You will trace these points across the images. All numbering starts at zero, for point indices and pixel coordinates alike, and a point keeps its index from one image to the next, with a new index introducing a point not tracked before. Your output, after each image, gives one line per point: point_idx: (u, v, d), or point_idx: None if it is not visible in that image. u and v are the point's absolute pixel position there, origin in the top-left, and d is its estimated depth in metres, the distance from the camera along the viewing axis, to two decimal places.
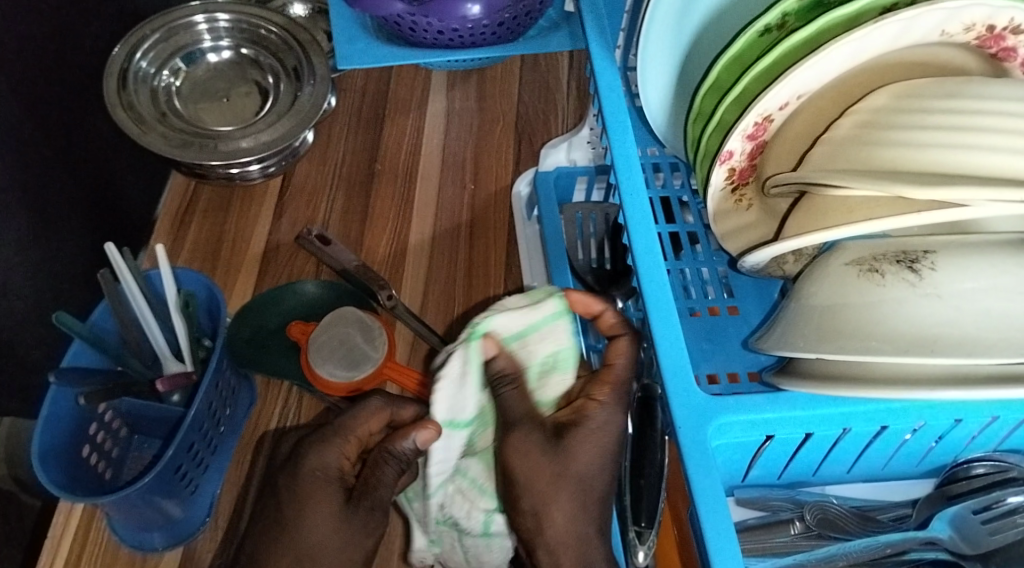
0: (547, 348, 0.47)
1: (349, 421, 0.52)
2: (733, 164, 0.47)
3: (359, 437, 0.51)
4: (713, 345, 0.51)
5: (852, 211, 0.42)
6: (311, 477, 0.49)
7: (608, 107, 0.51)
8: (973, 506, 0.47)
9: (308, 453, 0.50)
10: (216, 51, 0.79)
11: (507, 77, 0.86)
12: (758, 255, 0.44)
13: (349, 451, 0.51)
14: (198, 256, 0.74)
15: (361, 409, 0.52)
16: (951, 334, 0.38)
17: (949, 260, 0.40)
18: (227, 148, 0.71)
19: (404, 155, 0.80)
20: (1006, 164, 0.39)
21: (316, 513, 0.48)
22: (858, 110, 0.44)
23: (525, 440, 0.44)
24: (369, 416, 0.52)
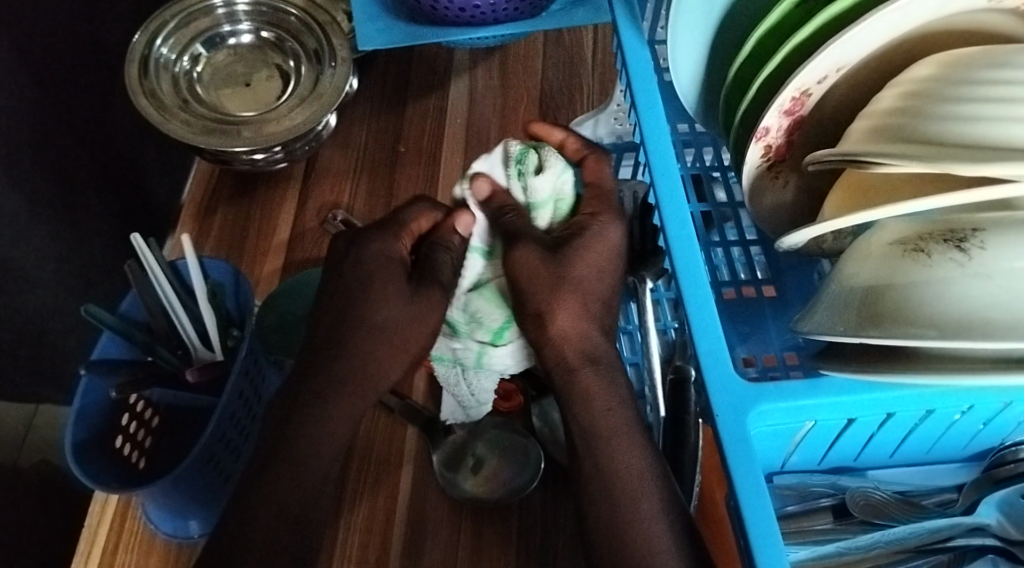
0: (542, 188, 0.51)
1: (359, 361, 0.53)
2: (769, 140, 0.45)
3: (362, 377, 0.53)
4: (750, 328, 0.51)
5: (897, 189, 0.40)
6: (311, 412, 0.52)
7: (638, 82, 0.49)
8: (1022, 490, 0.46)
9: (313, 387, 0.52)
10: (236, 35, 0.78)
11: (531, 53, 0.84)
12: (797, 236, 0.42)
13: (353, 392, 0.53)
14: (225, 244, 0.74)
15: (378, 343, 0.53)
16: (1004, 317, 0.36)
17: (1002, 235, 0.37)
18: (251, 134, 0.70)
19: (427, 135, 0.79)
20: None
21: (316, 448, 0.51)
22: (900, 82, 0.42)
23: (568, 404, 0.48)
24: (377, 354, 0.53)
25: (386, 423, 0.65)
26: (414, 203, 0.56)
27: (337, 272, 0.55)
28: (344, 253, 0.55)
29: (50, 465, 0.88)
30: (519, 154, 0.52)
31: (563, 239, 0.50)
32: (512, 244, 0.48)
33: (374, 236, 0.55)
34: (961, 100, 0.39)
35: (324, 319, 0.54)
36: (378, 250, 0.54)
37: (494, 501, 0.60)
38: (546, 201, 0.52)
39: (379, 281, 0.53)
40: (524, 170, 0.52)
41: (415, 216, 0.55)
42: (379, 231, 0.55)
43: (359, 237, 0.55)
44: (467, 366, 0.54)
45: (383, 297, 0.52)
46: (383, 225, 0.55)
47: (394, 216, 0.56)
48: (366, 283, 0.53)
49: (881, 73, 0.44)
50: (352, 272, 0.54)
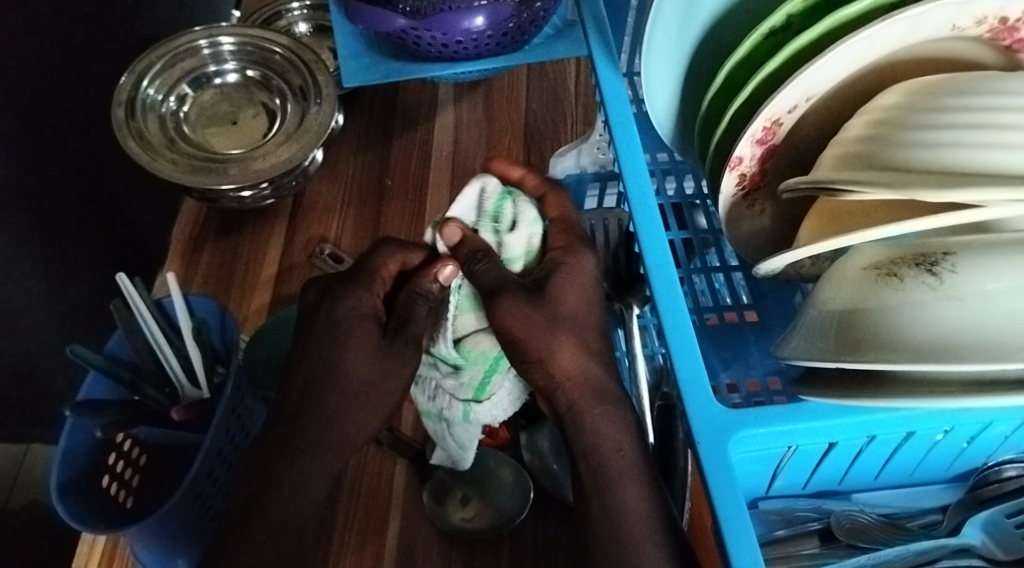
0: (520, 242, 0.52)
1: (341, 400, 0.55)
2: (743, 169, 0.46)
3: (343, 414, 0.56)
4: (732, 353, 0.51)
5: (869, 215, 0.41)
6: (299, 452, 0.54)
7: (613, 112, 0.51)
8: (1007, 510, 0.47)
9: (293, 445, 0.54)
10: (222, 74, 0.79)
11: (515, 86, 0.86)
12: (773, 263, 0.43)
13: (336, 431, 0.56)
14: (212, 281, 0.74)
15: (354, 381, 0.55)
16: (976, 340, 0.37)
17: (972, 259, 0.38)
18: (237, 171, 0.71)
19: (413, 168, 0.80)
20: None
21: (303, 483, 0.54)
22: (869, 109, 0.42)
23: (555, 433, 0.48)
24: (357, 393, 0.56)
25: (375, 456, 0.65)
26: (381, 250, 0.58)
27: (311, 327, 0.57)
28: (318, 306, 0.57)
29: (40, 503, 0.87)
30: (495, 208, 0.53)
31: (541, 279, 0.50)
32: (503, 281, 0.49)
33: (345, 289, 0.57)
34: (928, 125, 0.39)
35: (304, 373, 0.56)
36: (352, 305, 0.56)
37: (482, 534, 0.60)
38: (520, 254, 0.53)
39: (354, 344, 0.55)
40: (500, 224, 0.53)
41: (383, 264, 0.57)
42: (350, 284, 0.57)
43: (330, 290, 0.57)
44: (454, 418, 0.55)
45: (357, 356, 0.55)
46: (353, 276, 0.57)
47: (363, 264, 0.57)
48: (342, 342, 0.55)
49: (850, 99, 0.45)
50: (326, 329, 0.56)
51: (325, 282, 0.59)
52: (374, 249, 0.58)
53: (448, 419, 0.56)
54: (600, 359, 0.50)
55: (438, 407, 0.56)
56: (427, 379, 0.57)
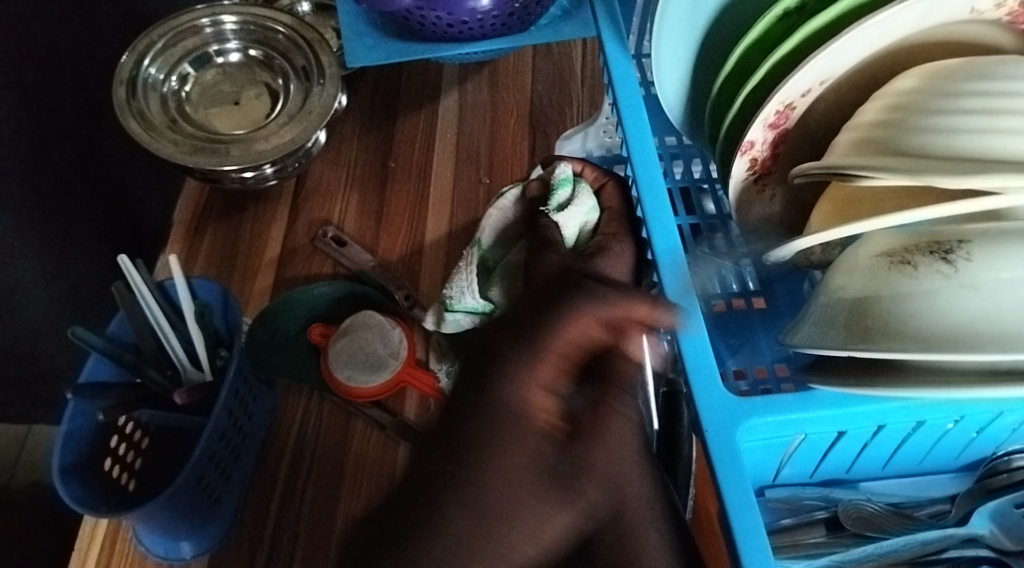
0: (573, 220, 0.54)
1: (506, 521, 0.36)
2: (755, 154, 0.45)
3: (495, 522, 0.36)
4: (738, 341, 0.51)
5: (883, 201, 0.40)
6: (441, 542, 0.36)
7: (623, 95, 0.50)
8: (1016, 499, 0.46)
9: (423, 539, 0.36)
10: (224, 53, 0.78)
11: (520, 67, 0.85)
12: (784, 250, 0.42)
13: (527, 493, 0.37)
14: (214, 263, 0.73)
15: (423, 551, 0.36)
16: (990, 331, 0.36)
17: (987, 247, 0.37)
18: (240, 153, 0.70)
19: (418, 150, 0.80)
20: None
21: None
22: (885, 93, 0.42)
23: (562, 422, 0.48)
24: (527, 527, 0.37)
25: (379, 440, 0.64)
26: (573, 305, 0.41)
27: (467, 415, 0.39)
28: (493, 391, 0.39)
29: (43, 485, 0.86)
30: (556, 185, 0.56)
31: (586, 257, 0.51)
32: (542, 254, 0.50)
33: (518, 363, 0.39)
34: (945, 108, 0.39)
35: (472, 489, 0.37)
36: (512, 400, 0.38)
37: None
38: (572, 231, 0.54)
39: (532, 448, 0.38)
40: (550, 204, 0.56)
41: (571, 341, 0.40)
42: (531, 361, 0.39)
43: (511, 372, 0.39)
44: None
45: (525, 474, 0.37)
46: (484, 337, 0.42)
47: (540, 320, 0.41)
48: (510, 445, 0.37)
49: (866, 82, 0.44)
50: (517, 417, 0.38)
51: (467, 368, 0.41)
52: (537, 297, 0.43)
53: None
54: None
55: None
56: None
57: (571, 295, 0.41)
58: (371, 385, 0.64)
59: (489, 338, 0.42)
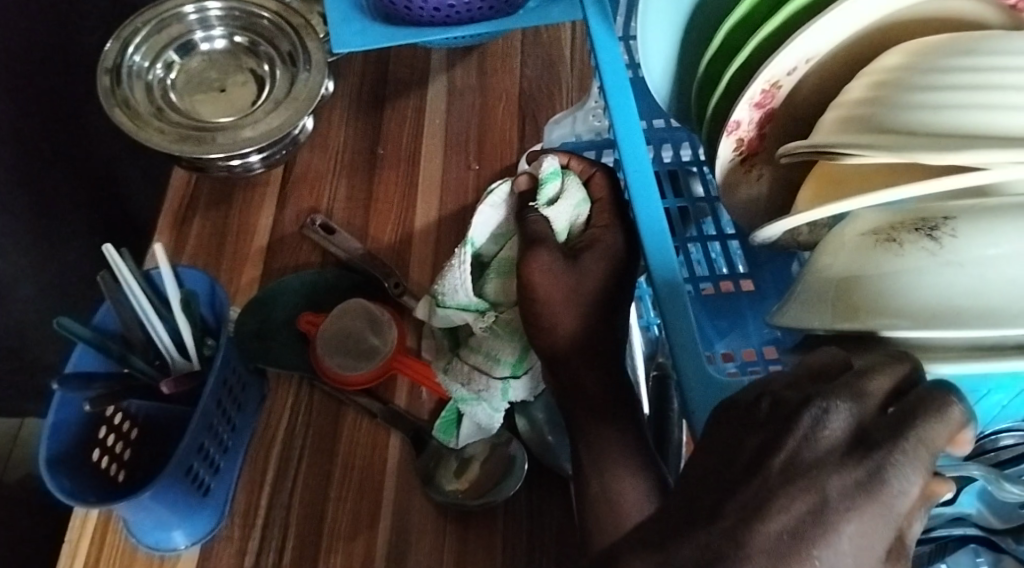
0: (563, 216, 0.53)
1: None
2: (742, 135, 0.45)
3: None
4: (729, 323, 0.50)
5: (867, 179, 0.40)
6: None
7: (609, 76, 0.50)
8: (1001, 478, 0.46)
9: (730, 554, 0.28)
10: (209, 41, 0.77)
11: (509, 52, 0.84)
12: (771, 229, 0.42)
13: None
14: (202, 253, 0.73)
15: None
16: (975, 306, 0.36)
17: (972, 223, 0.37)
18: (227, 140, 0.70)
19: (407, 136, 0.79)
20: None
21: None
22: (870, 71, 0.41)
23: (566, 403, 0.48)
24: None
25: (369, 429, 0.64)
26: (937, 398, 0.31)
27: (800, 482, 0.29)
28: (842, 468, 0.30)
29: (34, 477, 0.86)
30: (542, 181, 0.54)
31: (579, 250, 0.51)
32: (530, 249, 0.50)
33: (903, 453, 0.30)
34: (929, 84, 0.38)
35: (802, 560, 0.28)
36: (894, 496, 0.29)
37: (477, 506, 0.60)
38: (564, 227, 0.53)
39: (881, 540, 0.29)
40: (539, 198, 0.54)
41: (944, 444, 0.30)
42: (918, 463, 0.30)
43: (891, 463, 0.29)
44: (488, 397, 0.58)
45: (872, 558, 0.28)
46: (785, 407, 0.32)
47: (912, 416, 0.30)
48: (863, 524, 0.29)
49: (850, 60, 0.44)
50: (859, 497, 0.29)
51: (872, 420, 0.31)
52: (900, 381, 0.33)
53: (486, 399, 0.58)
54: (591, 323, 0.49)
55: (470, 385, 0.58)
56: (460, 364, 0.59)
57: (942, 384, 0.32)
58: (357, 374, 0.64)
59: (825, 426, 0.31)
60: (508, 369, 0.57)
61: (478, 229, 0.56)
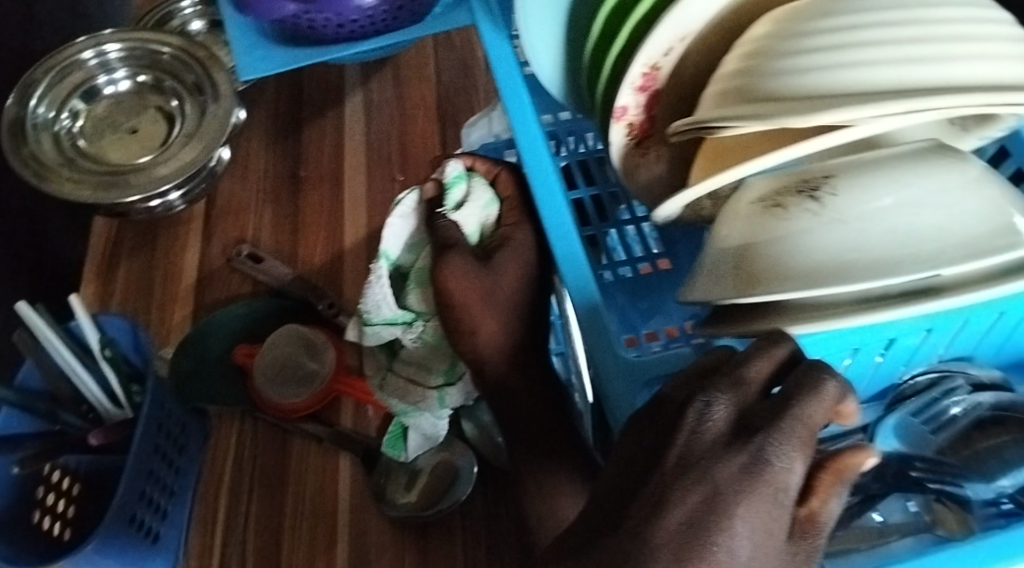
0: (472, 217, 0.55)
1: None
2: (630, 119, 0.46)
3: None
4: (648, 304, 0.51)
5: (746, 148, 0.41)
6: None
7: (501, 75, 0.50)
8: (913, 410, 0.47)
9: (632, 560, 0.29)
10: (113, 83, 0.76)
11: (423, 60, 0.84)
12: (667, 208, 0.43)
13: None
14: (131, 297, 0.72)
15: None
16: (861, 259, 0.36)
17: (848, 181, 0.38)
18: (143, 181, 0.69)
19: (328, 155, 0.79)
20: (906, 75, 0.36)
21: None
22: (741, 43, 0.42)
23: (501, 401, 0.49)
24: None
25: (316, 453, 0.64)
26: (812, 382, 0.32)
27: (692, 476, 0.30)
28: (728, 456, 0.30)
29: None
30: (448, 185, 0.55)
31: (491, 251, 0.53)
32: (444, 255, 0.51)
33: (783, 435, 0.31)
34: (795, 50, 0.39)
35: (702, 553, 0.28)
36: (782, 475, 0.30)
37: (430, 514, 0.60)
38: (473, 229, 0.55)
39: (775, 519, 0.30)
40: (447, 203, 0.55)
41: (821, 423, 0.32)
42: (798, 441, 0.31)
43: (773, 444, 0.30)
44: (427, 407, 0.58)
45: (770, 537, 0.30)
46: (670, 408, 0.33)
47: (790, 401, 0.31)
48: (756, 506, 0.30)
49: (725, 32, 0.45)
50: (749, 481, 0.30)
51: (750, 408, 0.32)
52: (784, 361, 0.34)
53: (425, 409, 0.58)
54: (512, 320, 0.51)
55: (407, 398, 0.58)
56: (396, 379, 0.59)
57: (813, 365, 0.33)
58: (297, 400, 0.63)
59: (711, 416, 0.32)
60: (441, 378, 0.57)
61: (391, 242, 0.56)
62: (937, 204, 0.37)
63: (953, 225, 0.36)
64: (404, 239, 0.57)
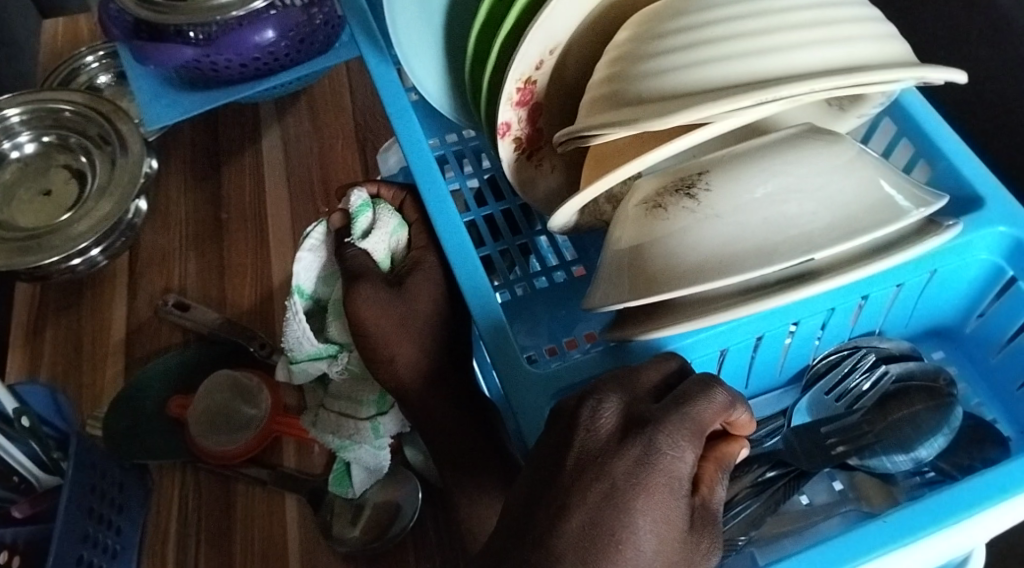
0: (381, 242, 0.54)
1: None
2: (516, 133, 0.46)
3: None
4: (563, 313, 0.51)
5: (624, 151, 0.41)
6: None
7: (390, 103, 0.51)
8: (824, 387, 0.47)
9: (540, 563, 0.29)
10: (18, 147, 0.75)
11: (336, 88, 0.84)
12: (558, 218, 0.43)
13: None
14: (60, 359, 0.71)
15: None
16: (737, 250, 0.37)
17: (722, 176, 0.39)
18: (59, 243, 0.68)
19: (249, 194, 0.79)
20: (758, 67, 0.37)
21: None
22: (608, 49, 0.43)
23: (431, 421, 0.49)
24: None
25: (262, 497, 0.63)
26: (701, 386, 0.35)
27: (591, 474, 0.31)
28: (622, 450, 0.32)
29: None
30: (354, 214, 0.55)
31: (402, 276, 0.53)
32: (354, 286, 0.50)
33: (674, 427, 0.33)
34: (655, 52, 0.40)
35: (603, 550, 0.29)
36: (675, 465, 0.32)
37: (380, 543, 0.60)
38: (383, 255, 0.55)
39: (673, 509, 0.31)
40: (354, 232, 0.55)
41: (710, 422, 0.34)
42: (687, 433, 0.33)
43: (664, 436, 0.32)
44: (363, 439, 0.57)
45: (670, 525, 0.31)
46: (566, 412, 0.34)
47: (679, 401, 0.34)
48: (655, 497, 0.31)
49: (594, 39, 0.45)
50: (645, 474, 0.31)
51: (642, 408, 0.34)
52: (673, 374, 0.37)
53: (361, 441, 0.57)
54: (427, 347, 0.50)
55: (342, 432, 0.58)
56: (328, 415, 0.58)
57: (702, 376, 0.35)
58: (237, 445, 0.63)
59: (602, 414, 0.33)
60: (374, 409, 0.57)
61: (304, 277, 0.56)
62: (809, 191, 0.38)
63: (822, 210, 0.37)
64: (316, 271, 0.56)
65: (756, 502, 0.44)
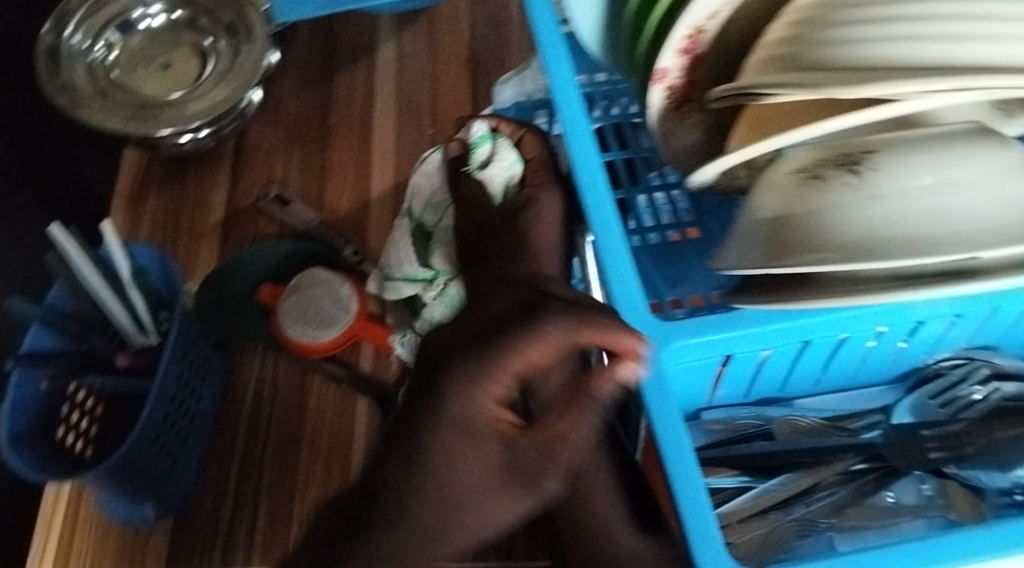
0: (500, 176, 0.55)
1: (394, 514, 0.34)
2: (670, 82, 0.45)
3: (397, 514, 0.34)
4: (675, 271, 0.51)
5: (790, 117, 0.41)
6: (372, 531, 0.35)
7: (541, 31, 0.50)
8: (931, 391, 0.47)
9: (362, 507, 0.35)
10: (149, 16, 0.76)
11: (458, 13, 0.83)
12: (704, 173, 0.43)
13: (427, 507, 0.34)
14: (160, 230, 0.73)
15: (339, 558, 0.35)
16: (897, 234, 0.37)
17: (890, 158, 0.38)
18: (175, 117, 0.69)
19: (358, 103, 0.79)
20: (957, 53, 0.35)
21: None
22: (791, 9, 0.42)
23: None
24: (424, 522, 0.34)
25: (335, 395, 0.65)
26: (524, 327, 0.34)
27: (397, 425, 0.35)
28: (412, 402, 0.34)
29: None
30: (473, 145, 0.56)
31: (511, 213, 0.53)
32: None
33: (457, 375, 0.33)
34: (844, 19, 0.39)
35: (408, 496, 0.34)
36: (466, 414, 0.33)
37: None
38: (500, 188, 0.55)
39: (487, 454, 0.33)
40: (471, 162, 0.56)
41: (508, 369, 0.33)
42: (465, 382, 0.33)
43: (442, 391, 0.33)
44: None
45: (477, 472, 0.34)
46: (432, 345, 0.36)
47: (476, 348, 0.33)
48: (447, 447, 0.33)
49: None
50: (426, 426, 0.34)
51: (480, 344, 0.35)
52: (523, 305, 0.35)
53: None
54: None
55: None
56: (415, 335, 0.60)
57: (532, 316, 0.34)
58: (320, 341, 0.64)
59: (423, 356, 0.36)
60: None
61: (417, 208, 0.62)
62: (980, 187, 0.37)
63: (992, 211, 0.36)
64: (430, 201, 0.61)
65: (844, 490, 0.46)
